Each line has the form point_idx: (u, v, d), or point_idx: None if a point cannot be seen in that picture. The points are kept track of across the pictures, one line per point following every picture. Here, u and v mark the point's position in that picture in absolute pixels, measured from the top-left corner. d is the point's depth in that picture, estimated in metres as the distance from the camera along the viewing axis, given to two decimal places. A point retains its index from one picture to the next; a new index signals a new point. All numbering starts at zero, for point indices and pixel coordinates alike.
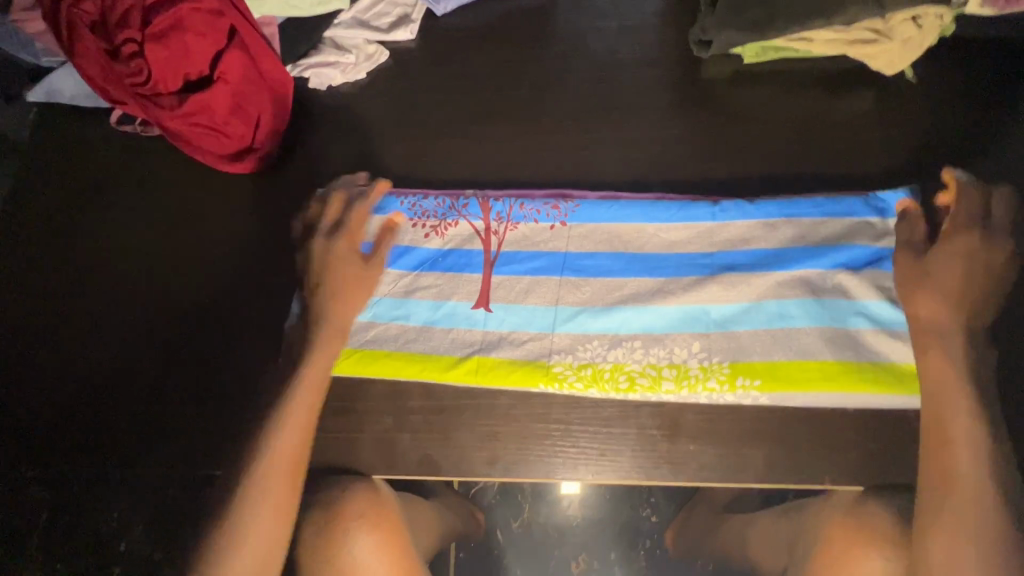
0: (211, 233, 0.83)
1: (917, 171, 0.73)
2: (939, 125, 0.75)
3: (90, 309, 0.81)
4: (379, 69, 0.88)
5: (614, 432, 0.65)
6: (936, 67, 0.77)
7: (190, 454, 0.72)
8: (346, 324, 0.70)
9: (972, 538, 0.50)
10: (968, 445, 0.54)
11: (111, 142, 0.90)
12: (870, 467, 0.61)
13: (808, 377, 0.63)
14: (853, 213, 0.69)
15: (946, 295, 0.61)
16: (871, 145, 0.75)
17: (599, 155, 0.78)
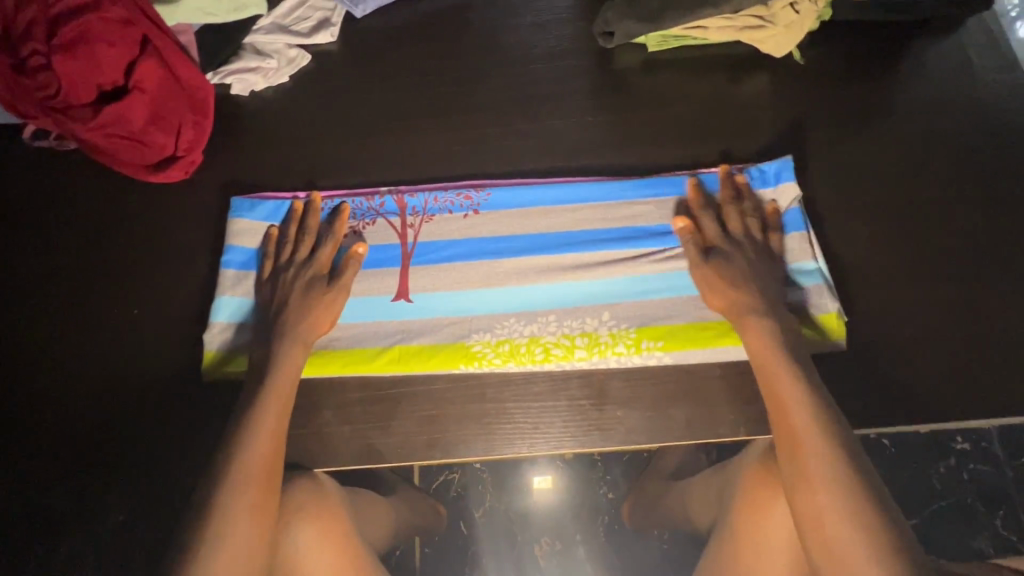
0: (138, 245, 0.82)
1: (807, 145, 0.80)
2: (825, 102, 0.82)
3: (11, 330, 0.79)
4: (302, 73, 0.89)
5: (546, 406, 0.68)
6: (820, 49, 0.84)
7: (128, 466, 0.71)
8: (312, 338, 0.69)
9: (829, 488, 0.50)
10: (796, 406, 0.56)
11: (23, 159, 0.87)
12: None
13: (706, 335, 0.69)
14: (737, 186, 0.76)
15: (734, 278, 0.66)
16: (767, 124, 0.81)
17: (519, 145, 0.81)
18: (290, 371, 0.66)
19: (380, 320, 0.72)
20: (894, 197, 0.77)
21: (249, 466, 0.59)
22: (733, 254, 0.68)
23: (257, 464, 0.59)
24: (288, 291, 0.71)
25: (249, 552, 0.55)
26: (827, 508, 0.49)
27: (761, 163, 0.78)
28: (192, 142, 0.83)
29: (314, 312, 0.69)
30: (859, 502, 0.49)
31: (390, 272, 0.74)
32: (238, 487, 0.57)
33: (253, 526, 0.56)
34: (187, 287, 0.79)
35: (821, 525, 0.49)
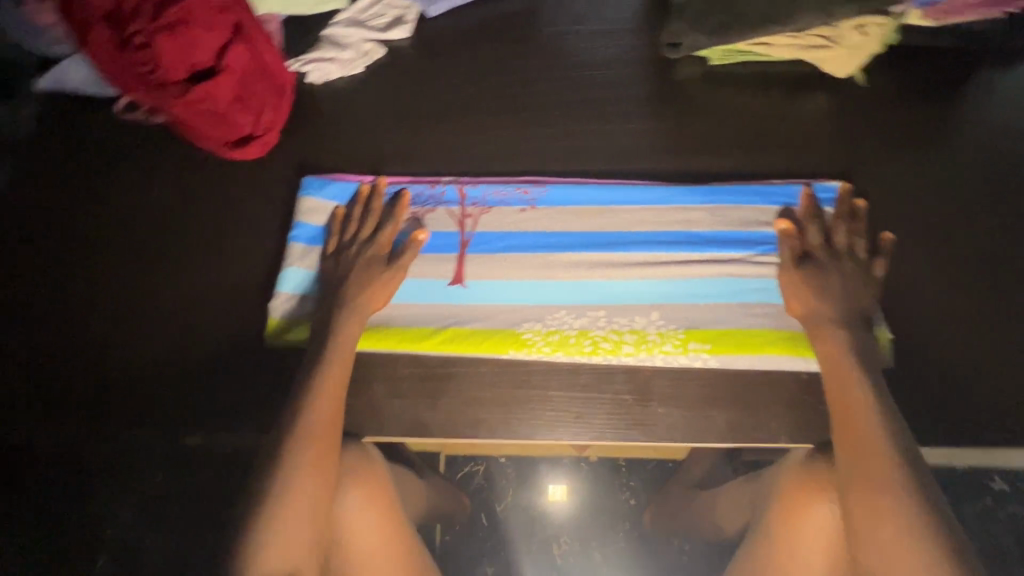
0: (212, 215, 0.87)
1: (863, 164, 0.80)
2: (885, 124, 0.83)
3: (94, 284, 0.85)
4: (374, 65, 0.94)
5: (590, 396, 0.70)
6: (882, 72, 0.85)
7: (192, 418, 0.76)
8: (368, 313, 0.72)
9: (885, 494, 0.53)
10: (861, 413, 0.58)
11: (116, 128, 0.94)
12: (817, 426, 0.68)
13: (754, 341, 0.70)
14: (790, 201, 0.77)
15: (824, 289, 0.68)
16: (824, 141, 0.82)
17: (578, 146, 0.84)
18: (347, 342, 0.69)
19: (436, 303, 0.76)
20: (950, 222, 0.77)
21: (314, 420, 0.63)
22: (830, 265, 0.70)
23: (319, 421, 0.63)
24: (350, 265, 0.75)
25: (312, 501, 0.59)
26: (882, 511, 0.52)
27: (817, 182, 0.79)
28: (270, 122, 0.89)
29: (371, 287, 0.73)
30: (911, 509, 0.51)
31: (448, 258, 0.78)
32: (303, 439, 0.61)
33: (316, 476, 0.60)
34: (256, 258, 0.84)
35: (875, 531, 0.51)
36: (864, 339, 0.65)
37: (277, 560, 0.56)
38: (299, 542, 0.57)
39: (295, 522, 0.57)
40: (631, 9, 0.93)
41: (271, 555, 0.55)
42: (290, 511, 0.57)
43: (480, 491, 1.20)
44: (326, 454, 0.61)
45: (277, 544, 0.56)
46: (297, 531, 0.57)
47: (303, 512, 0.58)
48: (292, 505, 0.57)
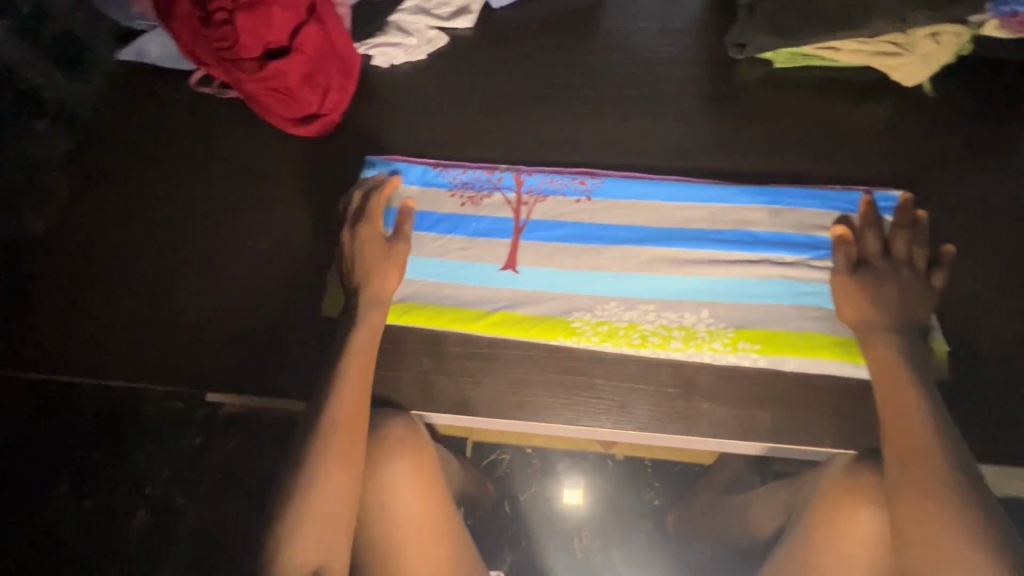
0: (275, 189, 0.91)
1: (927, 176, 0.79)
2: (952, 137, 0.81)
3: (166, 248, 0.90)
4: (438, 53, 0.96)
5: (635, 388, 0.71)
6: (952, 83, 0.84)
7: (253, 379, 0.81)
8: (385, 295, 0.74)
9: (938, 504, 0.53)
10: (917, 423, 0.58)
11: (189, 101, 0.99)
12: (863, 433, 0.68)
13: (805, 345, 0.70)
14: (848, 208, 0.77)
15: (877, 300, 0.67)
16: (886, 150, 0.81)
17: (635, 142, 0.85)
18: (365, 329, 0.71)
19: (488, 286, 0.77)
20: (1016, 239, 0.75)
21: (339, 414, 0.65)
22: (884, 274, 0.69)
23: (343, 414, 0.65)
24: (357, 252, 0.76)
25: (342, 494, 0.61)
26: (936, 522, 0.52)
27: (877, 191, 0.78)
28: (335, 103, 0.91)
29: (380, 272, 0.75)
30: (964, 521, 0.52)
31: (502, 244, 0.79)
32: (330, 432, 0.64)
33: (344, 466, 0.62)
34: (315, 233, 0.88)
35: (927, 541, 0.52)
36: (918, 349, 0.64)
37: (308, 549, 0.58)
38: (330, 531, 0.60)
39: (324, 512, 0.60)
40: (695, 8, 0.93)
41: (303, 543, 0.58)
42: (319, 502, 0.60)
43: (503, 479, 1.21)
44: (353, 444, 0.64)
45: (308, 532, 0.59)
46: (327, 520, 0.60)
47: (331, 500, 0.61)
48: (321, 494, 0.60)
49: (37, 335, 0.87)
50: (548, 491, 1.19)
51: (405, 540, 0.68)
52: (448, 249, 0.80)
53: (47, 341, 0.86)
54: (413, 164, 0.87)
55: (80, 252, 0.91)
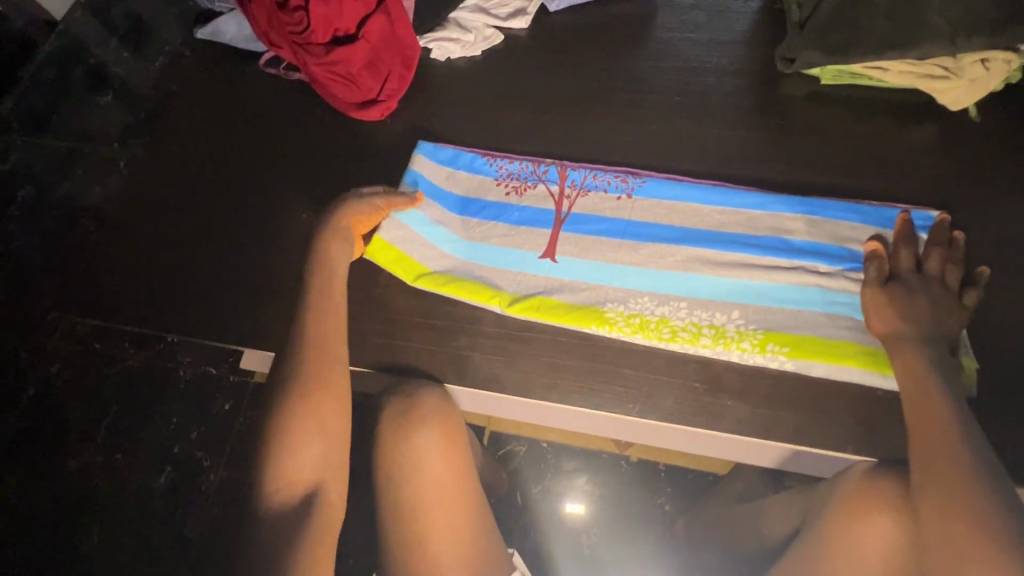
0: (330, 167, 0.96)
1: (966, 199, 0.80)
2: (995, 163, 0.82)
3: (225, 215, 0.96)
4: (493, 50, 1.01)
5: (662, 379, 0.74)
6: (998, 110, 0.85)
7: None
8: (340, 230, 0.79)
9: (963, 510, 0.54)
10: (943, 434, 0.59)
11: (256, 79, 1.05)
12: (885, 443, 0.69)
13: (834, 352, 0.72)
14: (885, 224, 0.78)
15: (905, 315, 0.68)
16: (926, 171, 0.82)
17: (677, 147, 0.88)
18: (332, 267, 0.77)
19: (526, 273, 0.81)
20: None
21: (312, 368, 0.70)
22: (912, 287, 0.71)
23: (317, 364, 0.70)
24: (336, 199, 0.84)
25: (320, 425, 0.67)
26: (960, 526, 0.54)
27: (915, 210, 0.79)
28: (393, 90, 0.96)
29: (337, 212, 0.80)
30: (987, 526, 0.53)
31: (543, 233, 0.83)
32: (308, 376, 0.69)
33: (321, 415, 0.68)
34: None
35: (951, 546, 0.53)
36: (947, 364, 0.66)
37: (292, 483, 0.65)
38: (316, 458, 0.66)
39: (299, 459, 0.65)
40: (746, 23, 0.96)
41: (294, 468, 0.65)
42: (302, 434, 0.66)
43: (517, 471, 1.24)
44: (329, 387, 0.69)
45: (299, 460, 0.65)
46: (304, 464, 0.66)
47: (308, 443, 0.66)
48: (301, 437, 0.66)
49: (102, 285, 0.93)
50: (560, 486, 1.22)
51: (431, 514, 0.71)
52: (491, 235, 0.84)
53: (110, 292, 0.93)
54: (463, 151, 0.91)
55: (146, 213, 0.98)
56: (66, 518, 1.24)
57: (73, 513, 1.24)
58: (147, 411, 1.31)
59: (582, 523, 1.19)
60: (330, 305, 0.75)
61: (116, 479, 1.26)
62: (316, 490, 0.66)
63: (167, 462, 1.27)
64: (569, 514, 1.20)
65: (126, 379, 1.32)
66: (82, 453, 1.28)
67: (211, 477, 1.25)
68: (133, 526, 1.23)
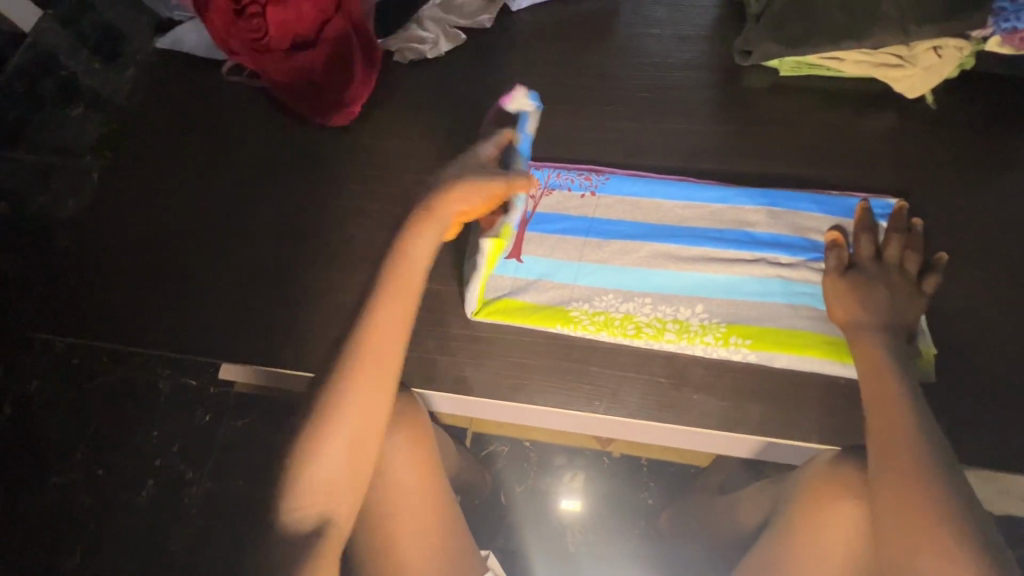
0: (297, 174, 0.96)
1: (925, 185, 0.81)
2: (953, 149, 0.83)
3: (192, 225, 0.95)
4: (456, 51, 1.00)
5: (628, 375, 0.74)
6: (955, 96, 0.85)
7: (268, 351, 0.86)
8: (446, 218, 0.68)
9: (914, 496, 0.55)
10: (898, 420, 0.60)
11: (219, 87, 1.04)
12: (846, 431, 0.70)
13: (796, 342, 0.72)
14: (845, 213, 0.79)
15: (865, 303, 0.69)
16: (885, 160, 0.83)
17: (642, 143, 0.88)
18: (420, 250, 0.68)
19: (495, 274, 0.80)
20: (1010, 250, 0.77)
21: (361, 382, 0.62)
22: (873, 277, 0.71)
23: (361, 387, 0.62)
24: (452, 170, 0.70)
25: (360, 433, 0.61)
26: (914, 511, 0.54)
27: (874, 198, 0.80)
28: (357, 93, 0.96)
29: (452, 195, 0.68)
30: (936, 510, 0.53)
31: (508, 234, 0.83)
32: (347, 395, 0.61)
33: (362, 423, 0.62)
34: (331, 218, 0.92)
35: (904, 530, 0.54)
36: (903, 350, 0.66)
37: (315, 489, 0.60)
38: (338, 493, 0.61)
39: (330, 465, 0.60)
40: (708, 16, 0.96)
41: (313, 489, 0.60)
42: (330, 467, 0.60)
43: (501, 470, 1.24)
44: (367, 419, 0.62)
45: (322, 474, 0.60)
46: (333, 471, 0.60)
47: (342, 451, 0.61)
48: (334, 443, 0.60)
49: (69, 301, 0.92)
50: (544, 484, 1.22)
51: (401, 515, 0.71)
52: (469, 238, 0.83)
53: (78, 307, 0.92)
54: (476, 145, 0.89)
55: (112, 225, 0.97)
56: (47, 537, 1.23)
57: (55, 530, 1.23)
58: (126, 426, 1.29)
59: (567, 519, 1.20)
60: (397, 297, 0.66)
61: (97, 494, 1.25)
62: (335, 524, 0.61)
63: (149, 476, 1.26)
64: (554, 512, 1.20)
65: (103, 394, 1.31)
66: (62, 469, 1.27)
67: (194, 489, 1.24)
68: (117, 540, 1.22)
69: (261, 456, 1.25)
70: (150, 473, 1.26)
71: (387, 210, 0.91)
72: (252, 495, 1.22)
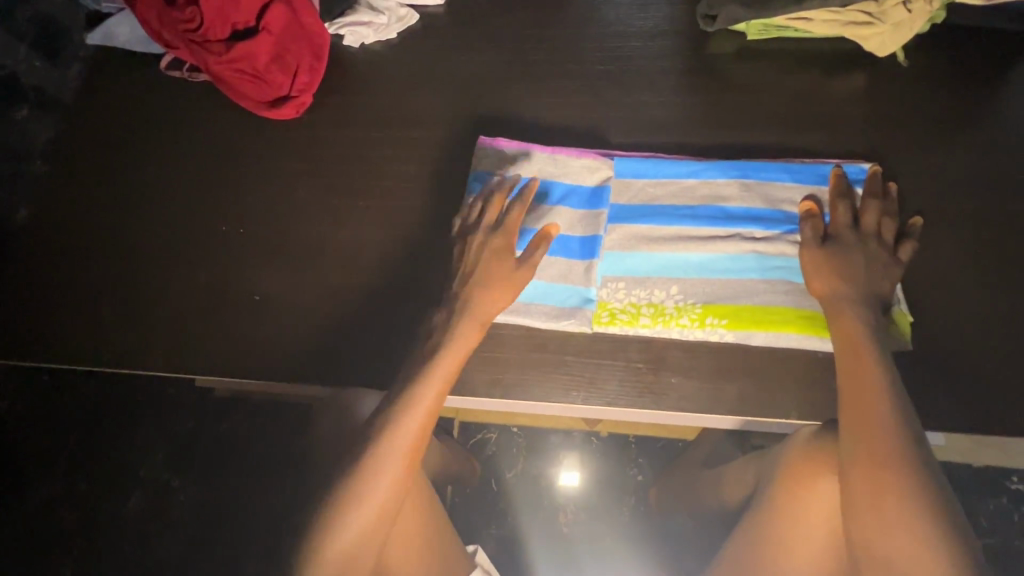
0: (248, 171, 0.91)
1: (899, 148, 0.79)
2: (924, 108, 0.81)
3: (141, 232, 0.90)
4: (409, 31, 0.95)
5: (604, 364, 0.73)
6: (925, 52, 0.83)
7: (231, 359, 0.81)
8: (488, 316, 0.71)
9: (887, 484, 0.54)
10: (877, 400, 0.58)
11: (159, 82, 0.98)
12: (827, 405, 0.70)
13: (771, 318, 0.71)
14: (818, 180, 0.77)
15: (844, 275, 0.67)
16: (857, 123, 0.81)
17: (609, 119, 0.85)
18: (463, 344, 0.69)
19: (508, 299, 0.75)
20: (982, 210, 0.76)
21: (394, 474, 0.63)
22: (849, 249, 0.69)
23: (393, 471, 0.63)
24: (479, 269, 0.72)
25: (382, 509, 0.63)
26: (890, 499, 0.53)
27: (848, 163, 0.78)
28: (306, 84, 0.90)
29: (484, 296, 0.71)
30: (915, 497, 0.53)
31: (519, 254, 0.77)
32: (380, 472, 0.63)
33: (389, 499, 0.64)
34: (289, 216, 0.87)
35: (878, 514, 0.54)
36: (880, 321, 0.65)
37: (339, 552, 0.62)
38: (355, 560, 0.64)
39: (354, 535, 0.63)
40: None
41: (334, 553, 0.62)
42: (350, 540, 0.62)
43: (490, 459, 1.23)
44: (395, 496, 0.64)
45: (342, 541, 0.62)
46: (355, 541, 0.63)
47: (366, 524, 0.63)
48: (358, 517, 0.62)
49: (14, 321, 0.87)
50: (534, 468, 1.22)
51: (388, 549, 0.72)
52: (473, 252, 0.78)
53: (21, 330, 0.86)
54: (483, 148, 0.83)
55: (57, 237, 0.91)
56: (31, 557, 1.20)
57: (39, 551, 1.20)
58: (103, 440, 1.26)
59: (559, 501, 1.20)
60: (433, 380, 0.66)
61: (80, 511, 1.22)
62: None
63: (132, 489, 1.23)
64: (545, 495, 1.20)
65: (73, 412, 1.27)
66: (42, 489, 1.23)
67: (180, 498, 1.22)
68: (105, 556, 1.20)
69: (245, 461, 1.23)
70: (135, 485, 1.23)
71: (346, 205, 0.87)
72: (238, 501, 1.20)
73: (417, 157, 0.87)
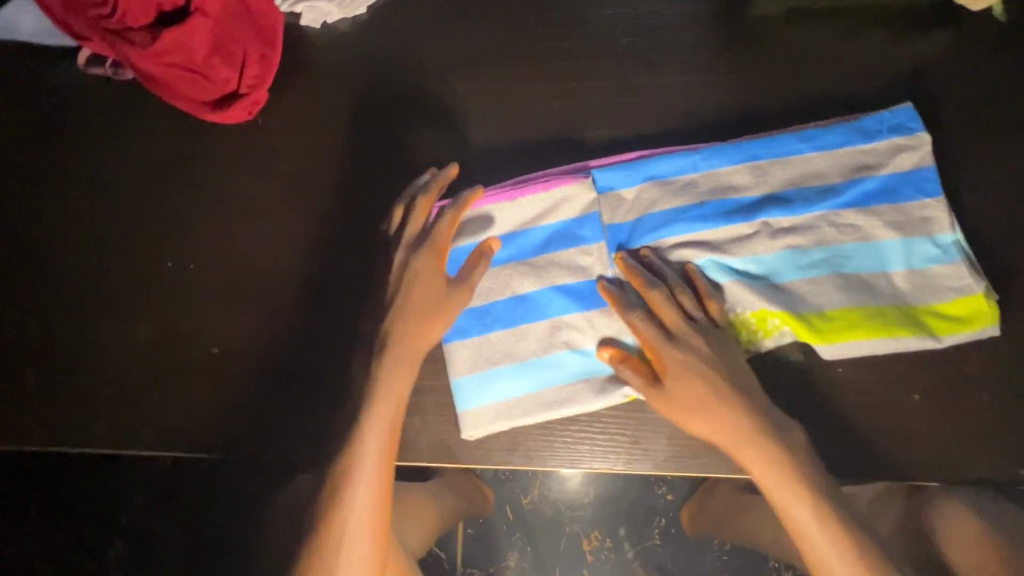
0: (196, 192, 0.74)
1: (983, 135, 0.66)
2: (1013, 80, 0.67)
3: (68, 273, 0.74)
4: (381, 3, 0.77)
5: (647, 418, 0.62)
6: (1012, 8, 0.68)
7: (189, 429, 0.67)
8: (420, 350, 0.63)
9: None
10: (831, 549, 0.54)
11: (76, 83, 0.79)
12: (912, 457, 0.59)
13: (837, 327, 0.61)
14: (844, 144, 0.65)
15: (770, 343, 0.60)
16: (930, 104, 0.67)
17: (633, 112, 0.70)
18: (392, 400, 0.61)
19: (545, 384, 0.63)
20: None
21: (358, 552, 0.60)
22: (689, 364, 0.59)
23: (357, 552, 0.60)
24: (409, 285, 0.64)
25: None
26: None
27: (877, 112, 0.66)
28: (257, 78, 0.73)
29: (410, 326, 0.63)
30: None
31: (531, 329, 0.64)
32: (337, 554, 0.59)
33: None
34: (250, 246, 0.72)
35: None
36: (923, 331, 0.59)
37: None
38: None
39: None
40: None
41: None
42: None
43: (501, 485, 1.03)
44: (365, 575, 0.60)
45: None
46: None
47: None
48: None
49: None
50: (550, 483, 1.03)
51: None
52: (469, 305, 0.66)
53: None
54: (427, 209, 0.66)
55: None
56: None
57: None
58: None
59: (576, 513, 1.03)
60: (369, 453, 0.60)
61: None
62: None
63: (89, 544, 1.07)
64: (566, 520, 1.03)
65: None
66: None
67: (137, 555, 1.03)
68: None
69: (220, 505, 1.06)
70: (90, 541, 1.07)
71: (320, 229, 0.71)
72: (186, 548, 0.95)
73: (401, 166, 0.72)
